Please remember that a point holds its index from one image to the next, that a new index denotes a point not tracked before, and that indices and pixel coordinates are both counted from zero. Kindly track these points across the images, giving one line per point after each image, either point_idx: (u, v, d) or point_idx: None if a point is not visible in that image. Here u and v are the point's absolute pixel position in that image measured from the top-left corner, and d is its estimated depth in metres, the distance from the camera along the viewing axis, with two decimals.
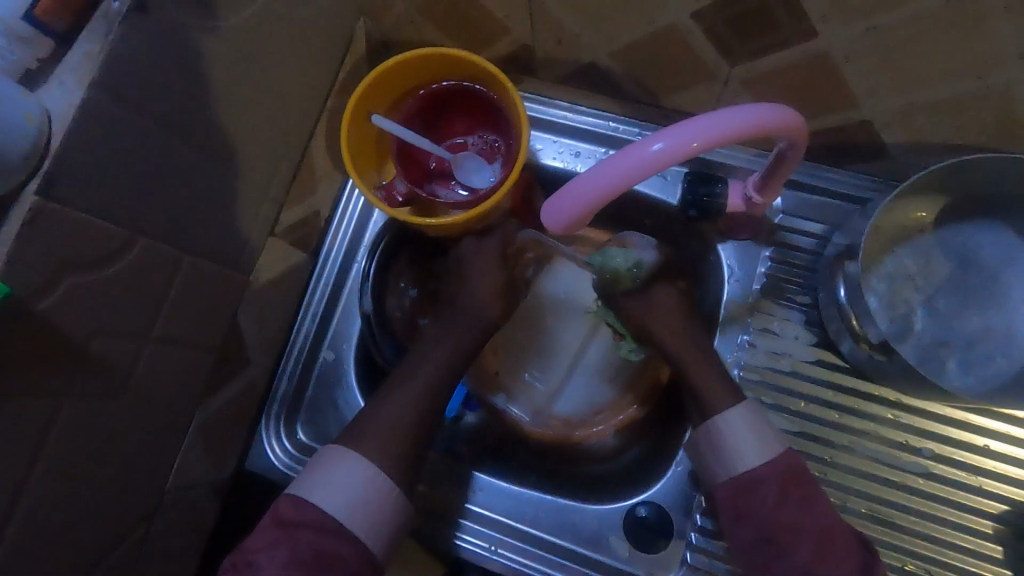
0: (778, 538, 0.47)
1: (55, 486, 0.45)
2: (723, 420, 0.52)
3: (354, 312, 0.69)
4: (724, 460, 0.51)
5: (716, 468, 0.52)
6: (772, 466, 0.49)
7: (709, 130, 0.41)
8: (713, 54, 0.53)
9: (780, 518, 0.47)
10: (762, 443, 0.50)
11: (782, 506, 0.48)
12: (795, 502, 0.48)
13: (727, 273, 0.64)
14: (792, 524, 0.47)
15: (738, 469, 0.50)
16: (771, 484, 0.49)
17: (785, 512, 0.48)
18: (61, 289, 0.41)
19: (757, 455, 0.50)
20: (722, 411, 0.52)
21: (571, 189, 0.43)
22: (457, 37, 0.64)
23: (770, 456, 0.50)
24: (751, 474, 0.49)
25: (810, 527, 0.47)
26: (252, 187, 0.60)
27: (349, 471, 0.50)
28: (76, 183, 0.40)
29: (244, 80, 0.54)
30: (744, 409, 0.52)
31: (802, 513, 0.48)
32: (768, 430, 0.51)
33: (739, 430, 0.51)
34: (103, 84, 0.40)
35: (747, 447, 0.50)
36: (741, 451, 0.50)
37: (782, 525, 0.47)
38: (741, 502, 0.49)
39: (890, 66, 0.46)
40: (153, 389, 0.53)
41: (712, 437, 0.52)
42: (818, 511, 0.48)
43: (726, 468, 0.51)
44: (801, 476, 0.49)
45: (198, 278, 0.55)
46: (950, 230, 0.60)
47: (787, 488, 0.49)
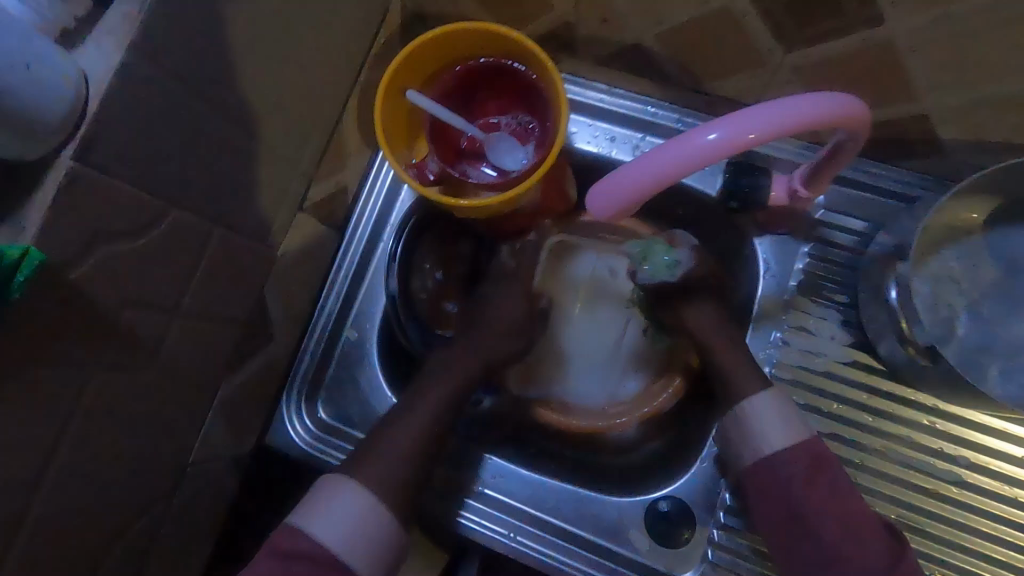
0: (801, 522, 0.48)
1: (82, 457, 0.45)
2: (748, 405, 0.52)
3: (379, 292, 0.68)
4: (750, 444, 0.51)
5: (741, 451, 0.52)
6: (797, 451, 0.50)
7: (769, 121, 0.39)
8: (766, 39, 0.50)
9: (805, 501, 0.48)
10: (789, 425, 0.51)
11: (806, 489, 0.48)
12: (819, 488, 0.48)
13: (763, 268, 0.62)
14: (816, 508, 0.48)
15: (763, 451, 0.51)
16: (796, 466, 0.49)
17: (811, 498, 0.48)
18: (94, 258, 0.40)
19: (783, 437, 0.50)
20: (748, 395, 0.53)
21: (618, 176, 0.42)
22: (496, 13, 0.62)
23: (796, 439, 0.50)
24: (776, 454, 0.50)
25: (835, 513, 0.48)
26: (282, 161, 0.59)
27: (352, 500, 0.49)
28: (112, 148, 0.39)
29: (279, 49, 0.53)
30: (770, 394, 0.52)
31: (829, 498, 0.48)
32: (796, 415, 0.52)
33: (765, 413, 0.52)
34: (140, 48, 0.39)
35: (773, 429, 0.51)
36: (767, 432, 0.51)
37: (809, 511, 0.48)
38: (765, 484, 0.50)
39: (957, 58, 0.44)
40: (180, 362, 0.52)
41: (739, 422, 0.52)
42: (845, 497, 0.49)
43: (752, 453, 0.51)
44: (824, 460, 0.50)
45: (228, 251, 0.54)
46: (1000, 233, 0.58)
47: (812, 470, 0.49)
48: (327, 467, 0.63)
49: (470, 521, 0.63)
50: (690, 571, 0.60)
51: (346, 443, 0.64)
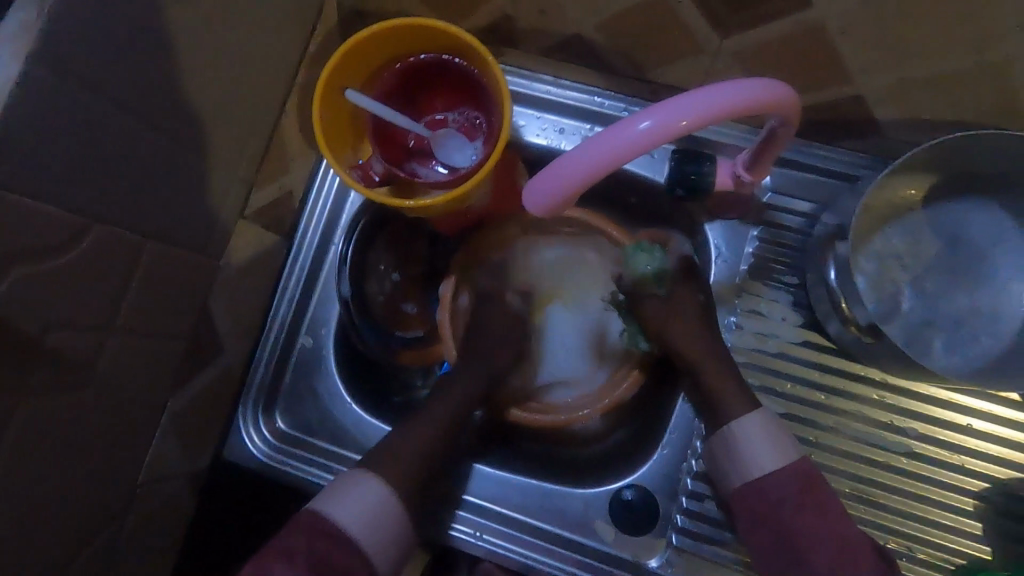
0: (793, 547, 0.49)
1: (17, 489, 0.43)
2: (737, 427, 0.52)
3: (333, 296, 0.67)
4: (740, 466, 0.52)
5: (731, 474, 0.52)
6: (787, 471, 0.50)
7: (699, 108, 0.39)
8: (702, 24, 0.50)
9: (796, 525, 0.49)
10: (778, 446, 0.51)
11: (797, 514, 0.49)
12: (810, 509, 0.49)
13: (714, 253, 0.63)
14: (806, 532, 0.48)
15: (753, 473, 0.51)
16: (786, 490, 0.50)
17: (803, 519, 0.49)
18: (9, 280, 0.38)
19: (773, 459, 0.51)
20: (738, 416, 0.53)
21: (553, 170, 0.42)
22: (434, 7, 0.61)
23: (786, 460, 0.51)
24: (764, 476, 0.50)
25: (826, 539, 0.48)
26: (219, 167, 0.57)
27: (366, 493, 0.51)
28: (19, 163, 0.37)
29: (207, 52, 0.51)
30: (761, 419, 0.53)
31: (819, 523, 0.49)
32: (785, 436, 0.52)
33: (756, 434, 0.52)
34: (41, 55, 0.36)
35: (763, 451, 0.51)
36: (757, 455, 0.51)
37: (802, 531, 0.49)
38: (755, 507, 0.50)
39: (886, 38, 0.44)
40: (120, 381, 0.50)
41: (730, 444, 0.53)
42: (837, 517, 0.49)
43: (742, 476, 0.51)
44: (815, 480, 0.50)
45: (166, 264, 0.52)
46: (940, 208, 0.59)
47: (803, 494, 0.49)
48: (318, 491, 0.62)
49: (435, 522, 0.62)
50: (655, 557, 0.60)
51: (336, 465, 0.62)
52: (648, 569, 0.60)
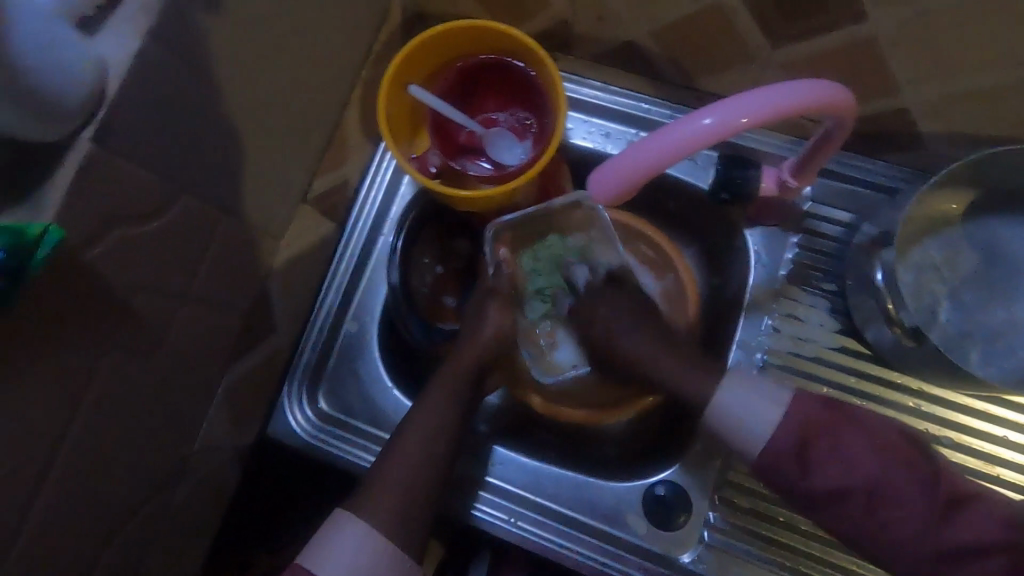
0: (828, 498, 0.46)
1: (95, 440, 0.46)
2: (720, 404, 0.49)
3: (380, 285, 0.69)
4: (742, 443, 0.48)
5: (740, 451, 0.48)
6: (786, 427, 0.46)
7: (760, 107, 0.42)
8: (756, 34, 0.52)
9: (821, 482, 0.46)
10: (763, 410, 0.47)
11: (812, 470, 0.46)
12: (823, 458, 0.46)
13: (753, 260, 0.65)
14: (833, 481, 0.46)
15: (757, 445, 0.47)
16: (791, 456, 0.46)
17: (817, 473, 0.46)
18: (109, 241, 0.41)
19: (766, 428, 0.47)
20: (717, 392, 0.50)
21: (617, 161, 0.46)
22: (495, 11, 0.64)
23: (780, 424, 0.47)
24: (770, 451, 0.46)
25: (854, 479, 0.45)
26: (285, 153, 0.60)
27: (352, 538, 0.49)
28: (128, 133, 0.40)
29: (286, 43, 0.54)
30: (730, 389, 0.49)
31: (837, 466, 0.46)
32: (762, 393, 0.48)
33: (739, 408, 0.48)
34: (157, 34, 0.40)
35: (753, 423, 0.47)
36: (750, 430, 0.47)
37: (825, 487, 0.46)
38: (775, 481, 0.47)
39: (937, 53, 0.46)
40: (187, 348, 0.53)
41: (723, 424, 0.49)
42: (853, 457, 0.46)
43: (748, 451, 0.47)
44: (820, 425, 0.47)
45: (233, 240, 0.55)
46: (979, 223, 0.60)
47: (809, 449, 0.46)
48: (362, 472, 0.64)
49: (470, 509, 0.63)
50: (686, 553, 0.61)
51: (378, 447, 0.64)
52: (680, 563, 0.61)
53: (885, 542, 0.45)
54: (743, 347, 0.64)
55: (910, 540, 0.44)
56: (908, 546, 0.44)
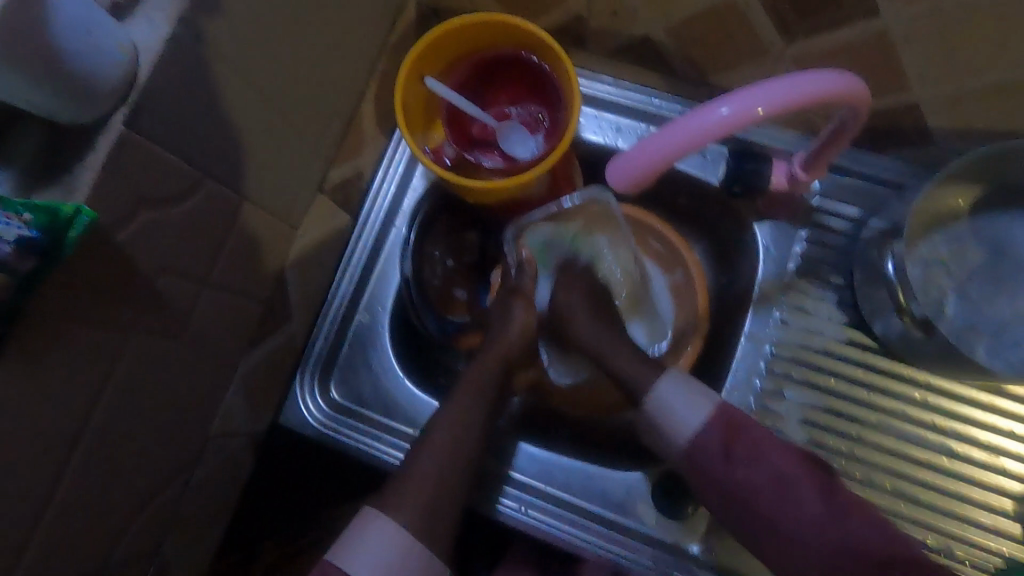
0: (739, 493, 0.51)
1: (118, 417, 0.47)
2: (654, 397, 0.52)
3: (393, 276, 0.69)
4: (669, 433, 0.52)
5: (665, 441, 0.52)
6: (712, 424, 0.51)
7: (776, 96, 0.43)
8: (769, 30, 0.53)
9: (735, 476, 0.51)
10: (693, 405, 0.51)
11: (729, 463, 0.51)
12: (739, 455, 0.51)
13: (763, 253, 0.65)
14: (744, 476, 0.50)
15: (683, 436, 0.51)
16: (712, 449, 0.51)
17: (733, 469, 0.50)
18: (138, 222, 0.43)
19: (694, 422, 0.51)
20: (651, 385, 0.53)
21: (635, 150, 0.47)
22: (511, 6, 0.65)
23: (706, 419, 0.51)
24: (694, 442, 0.51)
25: (762, 477, 0.50)
26: (304, 143, 0.61)
27: (386, 539, 0.48)
28: (157, 118, 0.41)
29: (308, 35, 0.55)
30: (668, 382, 0.53)
31: (749, 463, 0.51)
32: (696, 390, 0.52)
33: (674, 401, 0.52)
34: (186, 22, 0.41)
35: (683, 416, 0.51)
36: (680, 421, 0.51)
37: (738, 482, 0.51)
38: (698, 473, 0.51)
39: (945, 49, 0.47)
40: (205, 332, 0.54)
41: (654, 415, 0.53)
42: (766, 456, 0.51)
43: (674, 441, 0.52)
44: (741, 425, 0.51)
45: (250, 228, 0.56)
46: (986, 218, 0.61)
47: (729, 444, 0.51)
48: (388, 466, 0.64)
49: (481, 496, 0.64)
50: (696, 542, 0.61)
51: (391, 437, 0.64)
52: (691, 553, 0.61)
53: (782, 539, 0.50)
54: (753, 339, 0.65)
55: (804, 537, 0.49)
56: (801, 542, 0.49)
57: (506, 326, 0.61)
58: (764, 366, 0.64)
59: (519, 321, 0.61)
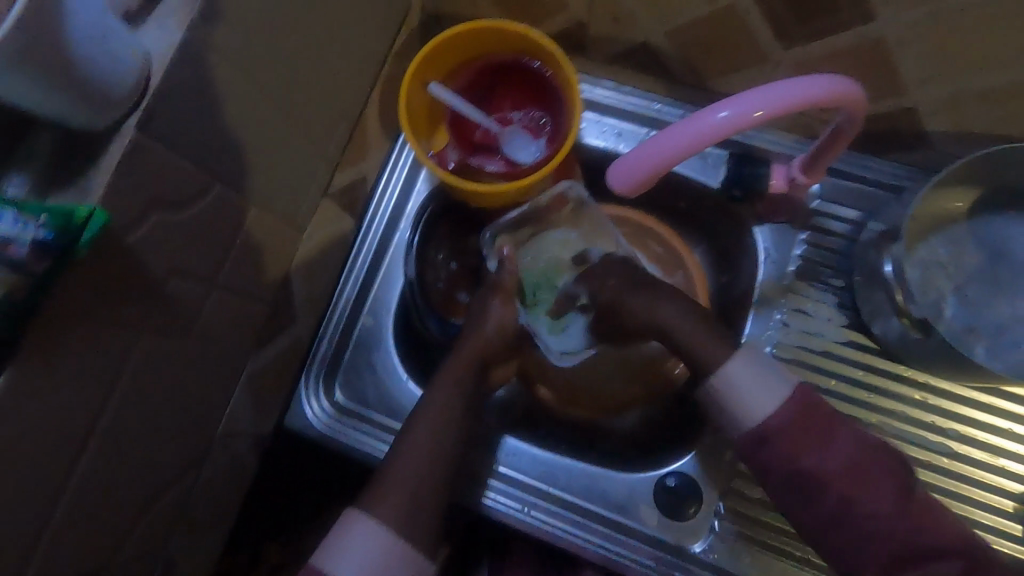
0: (808, 484, 0.48)
1: (127, 417, 0.48)
2: (725, 375, 0.49)
3: (396, 278, 0.70)
4: (738, 412, 0.49)
5: (732, 420, 0.49)
6: (786, 407, 0.48)
7: (773, 101, 0.44)
8: (767, 35, 0.54)
9: (808, 466, 0.47)
10: (768, 387, 0.48)
11: (803, 451, 0.47)
12: (813, 443, 0.48)
13: (763, 256, 0.66)
14: (817, 468, 0.47)
15: (754, 417, 0.48)
16: (787, 436, 0.47)
17: (804, 457, 0.47)
18: (148, 225, 0.44)
19: (768, 404, 0.48)
20: (722, 363, 0.50)
21: (635, 153, 0.48)
22: (514, 13, 0.66)
23: (782, 401, 0.48)
24: (768, 426, 0.48)
25: (836, 470, 0.47)
26: (310, 148, 0.62)
27: (370, 538, 0.48)
28: (168, 122, 0.42)
29: (314, 41, 0.56)
30: (740, 361, 0.49)
31: (825, 453, 0.47)
32: (771, 370, 0.49)
33: (746, 381, 0.49)
34: (196, 29, 0.42)
35: (756, 397, 0.48)
36: (752, 403, 0.48)
37: (809, 471, 0.48)
38: (763, 457, 0.48)
39: (941, 53, 0.48)
40: (212, 333, 0.55)
41: (724, 393, 0.49)
42: (842, 446, 0.48)
43: (743, 421, 0.49)
44: (817, 411, 0.48)
45: (256, 231, 0.57)
46: (983, 220, 0.62)
47: (803, 431, 0.48)
48: (370, 461, 0.65)
49: (483, 497, 0.64)
50: (697, 543, 0.62)
51: (392, 438, 0.65)
52: (693, 553, 0.62)
53: (850, 534, 0.48)
54: (753, 342, 0.65)
55: (877, 536, 0.47)
56: (875, 540, 0.47)
57: (482, 321, 0.59)
58: None
59: (496, 316, 0.59)
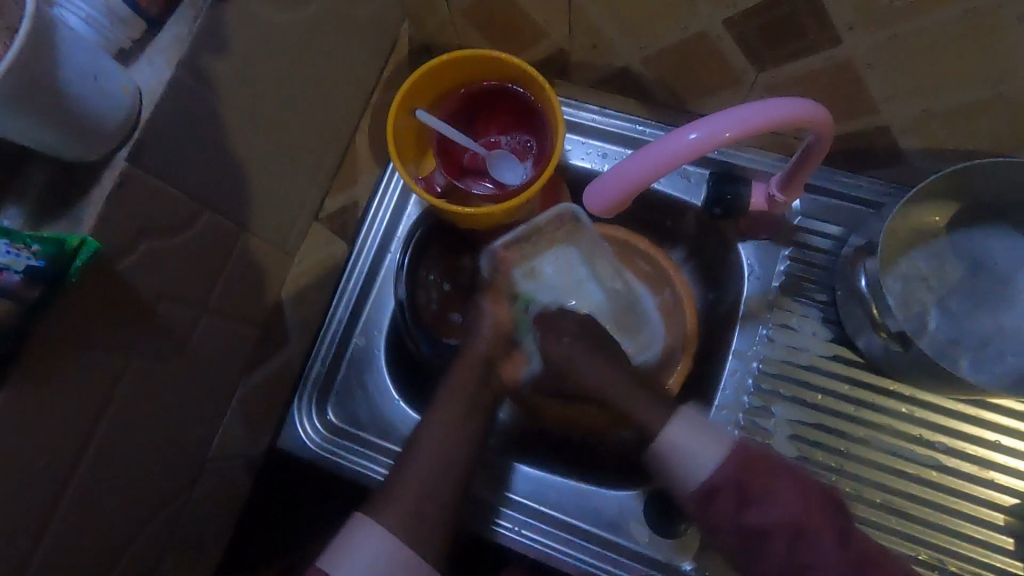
0: (753, 536, 0.49)
1: (119, 438, 0.49)
2: (666, 438, 0.49)
3: (387, 301, 0.71)
4: (683, 474, 0.48)
5: (678, 480, 0.49)
6: (727, 466, 0.48)
7: (739, 122, 0.45)
8: (741, 59, 0.56)
9: (755, 522, 0.48)
10: (708, 446, 0.48)
11: (747, 508, 0.48)
12: (755, 503, 0.48)
13: (747, 272, 0.67)
14: (762, 523, 0.48)
15: (700, 479, 0.48)
16: (730, 496, 0.48)
17: (749, 515, 0.48)
18: (139, 250, 0.45)
19: (709, 464, 0.48)
20: (663, 428, 0.50)
21: (608, 176, 0.49)
22: (499, 41, 0.68)
23: (720, 462, 0.48)
24: (711, 487, 0.48)
25: (781, 525, 0.48)
26: (300, 175, 0.64)
27: (369, 539, 0.48)
28: (160, 154, 0.44)
29: (303, 71, 0.58)
30: (680, 424, 0.49)
31: (768, 510, 0.48)
32: (709, 428, 0.49)
33: (686, 444, 0.49)
34: (185, 65, 0.44)
35: (697, 457, 0.48)
36: (697, 463, 0.48)
37: (754, 528, 0.48)
38: (713, 516, 0.48)
39: (907, 74, 0.50)
40: (204, 355, 0.56)
41: (667, 455, 0.49)
42: (781, 503, 0.48)
43: (689, 483, 0.48)
44: (754, 464, 0.49)
45: (247, 255, 0.59)
46: (962, 234, 0.62)
47: (749, 488, 0.48)
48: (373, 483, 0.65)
49: (474, 515, 0.64)
50: (689, 560, 0.62)
51: (384, 458, 0.65)
52: (681, 570, 0.62)
53: None
54: (739, 357, 0.66)
55: None
56: None
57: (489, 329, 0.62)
58: (752, 383, 0.65)
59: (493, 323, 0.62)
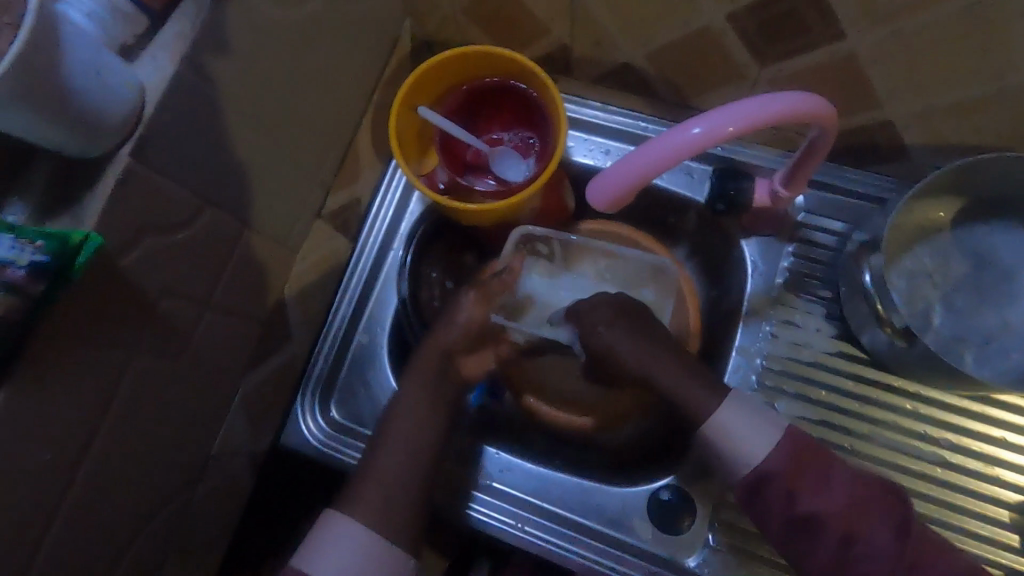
0: (806, 526, 0.49)
1: (123, 434, 0.49)
2: (716, 422, 0.50)
3: (390, 298, 0.71)
4: (736, 457, 0.50)
5: (730, 464, 0.50)
6: (779, 450, 0.49)
7: (742, 116, 0.45)
8: (744, 55, 0.56)
9: (807, 510, 0.48)
10: (760, 428, 0.50)
11: (800, 494, 0.48)
12: (808, 489, 0.48)
13: (750, 269, 0.67)
14: (814, 511, 0.48)
15: (752, 462, 0.49)
16: (782, 481, 0.48)
17: (801, 503, 0.48)
18: (142, 246, 0.45)
19: (762, 446, 0.49)
20: (711, 412, 0.51)
21: (612, 172, 0.49)
22: (501, 38, 0.68)
23: (773, 445, 0.49)
24: (765, 471, 0.49)
25: (834, 513, 0.48)
26: (303, 171, 0.64)
27: (344, 535, 0.49)
28: (163, 150, 0.44)
29: (305, 68, 0.58)
30: (730, 409, 0.51)
31: (821, 497, 0.48)
32: (760, 413, 0.50)
33: (738, 428, 0.50)
34: (188, 61, 0.44)
35: (749, 440, 0.49)
36: (747, 446, 0.49)
37: (807, 517, 0.48)
38: (763, 501, 0.49)
39: (911, 69, 0.49)
40: (207, 351, 0.56)
41: (718, 439, 0.50)
42: (834, 491, 0.48)
43: (740, 466, 0.49)
44: (808, 451, 0.49)
45: (250, 252, 0.59)
46: (966, 230, 0.62)
47: (801, 474, 0.48)
48: None
49: (475, 512, 0.64)
50: (693, 557, 0.62)
51: None
52: (686, 567, 0.61)
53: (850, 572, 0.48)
54: (743, 353, 0.66)
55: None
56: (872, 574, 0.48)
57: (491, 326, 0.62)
58: (755, 380, 0.65)
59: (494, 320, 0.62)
